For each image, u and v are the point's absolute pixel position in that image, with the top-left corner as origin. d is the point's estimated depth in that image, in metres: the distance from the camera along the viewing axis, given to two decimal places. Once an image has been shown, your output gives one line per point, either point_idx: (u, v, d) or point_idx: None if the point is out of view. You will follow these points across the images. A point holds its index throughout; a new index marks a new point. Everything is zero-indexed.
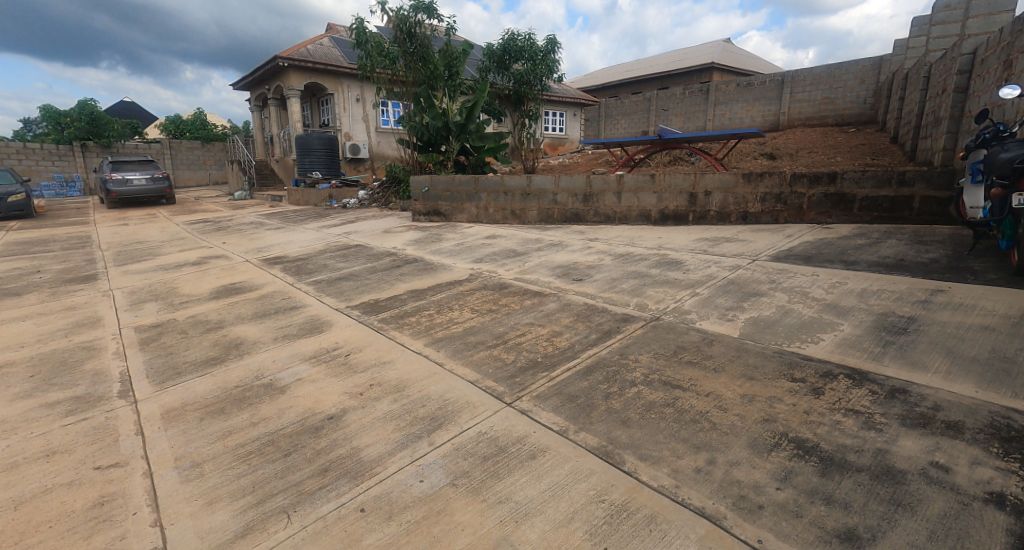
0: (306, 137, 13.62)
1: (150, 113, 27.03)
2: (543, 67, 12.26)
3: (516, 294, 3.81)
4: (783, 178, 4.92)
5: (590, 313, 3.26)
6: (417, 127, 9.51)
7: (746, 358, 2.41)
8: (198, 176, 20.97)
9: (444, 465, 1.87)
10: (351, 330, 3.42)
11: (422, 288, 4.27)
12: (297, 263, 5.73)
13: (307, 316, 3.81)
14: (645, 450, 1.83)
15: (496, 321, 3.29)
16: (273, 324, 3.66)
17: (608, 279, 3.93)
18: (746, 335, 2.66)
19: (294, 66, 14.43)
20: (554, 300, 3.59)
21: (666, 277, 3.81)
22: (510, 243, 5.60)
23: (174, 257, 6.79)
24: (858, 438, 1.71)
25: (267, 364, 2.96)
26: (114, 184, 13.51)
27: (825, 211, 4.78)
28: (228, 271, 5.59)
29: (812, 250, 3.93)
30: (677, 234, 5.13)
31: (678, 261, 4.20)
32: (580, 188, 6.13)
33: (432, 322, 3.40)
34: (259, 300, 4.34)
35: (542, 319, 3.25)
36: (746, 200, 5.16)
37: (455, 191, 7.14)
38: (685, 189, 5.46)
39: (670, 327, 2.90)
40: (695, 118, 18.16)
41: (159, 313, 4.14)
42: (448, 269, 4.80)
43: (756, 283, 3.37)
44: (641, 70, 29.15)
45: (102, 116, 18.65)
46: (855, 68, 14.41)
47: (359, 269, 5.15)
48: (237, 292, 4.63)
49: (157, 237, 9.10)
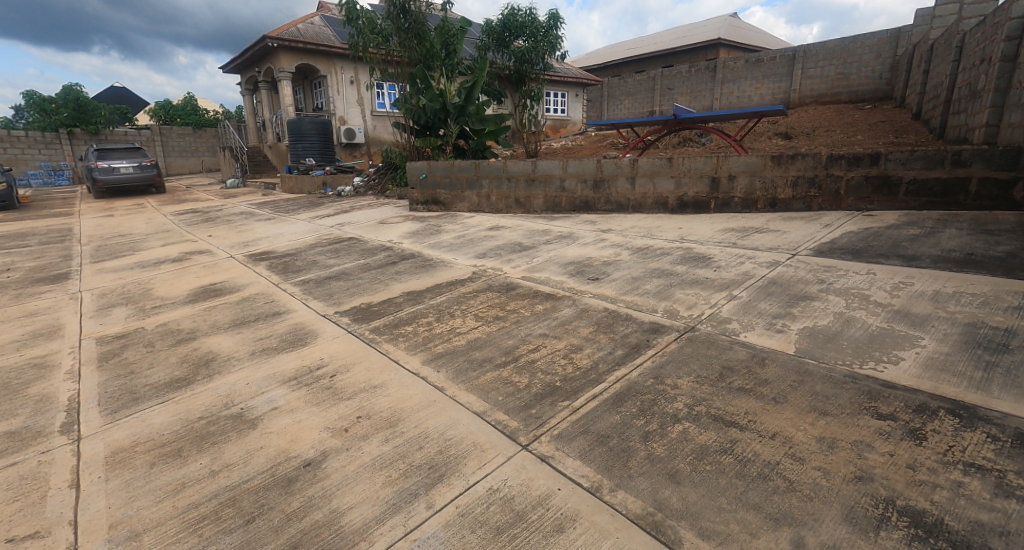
0: (298, 122, 13.09)
1: (141, 98, 26.34)
2: (545, 44, 11.67)
3: (525, 298, 3.37)
4: (819, 160, 4.44)
5: (613, 322, 2.83)
6: (414, 109, 8.96)
7: (809, 382, 1.98)
8: (190, 163, 20.43)
9: (446, 541, 1.46)
10: (339, 343, 3.01)
11: (420, 289, 3.84)
12: (286, 259, 5.30)
13: (290, 324, 3.38)
14: (705, 523, 1.41)
15: (504, 332, 2.87)
16: (251, 335, 3.23)
17: (628, 279, 3.49)
18: (805, 352, 2.22)
19: (284, 46, 13.76)
20: (569, 305, 3.16)
21: (695, 276, 3.36)
22: (515, 235, 5.17)
23: (156, 251, 6.35)
24: (997, 514, 1.28)
25: (240, 387, 2.54)
26: (100, 173, 13.00)
27: (867, 196, 4.30)
28: (209, 269, 5.15)
29: (859, 242, 3.47)
30: (700, 224, 4.67)
31: (705, 256, 3.76)
32: (590, 173, 5.64)
33: (431, 333, 2.98)
34: (239, 304, 3.90)
35: (557, 329, 2.82)
36: (775, 185, 4.69)
37: (454, 178, 6.67)
38: (707, 173, 4.99)
39: (709, 341, 2.46)
40: (702, 97, 17.50)
41: (126, 321, 3.71)
42: (448, 266, 4.36)
43: (803, 284, 2.92)
44: (646, 47, 28.28)
45: (89, 102, 17.92)
46: (871, 41, 13.73)
47: (351, 267, 4.71)
48: (216, 294, 4.20)
49: (141, 229, 8.63)
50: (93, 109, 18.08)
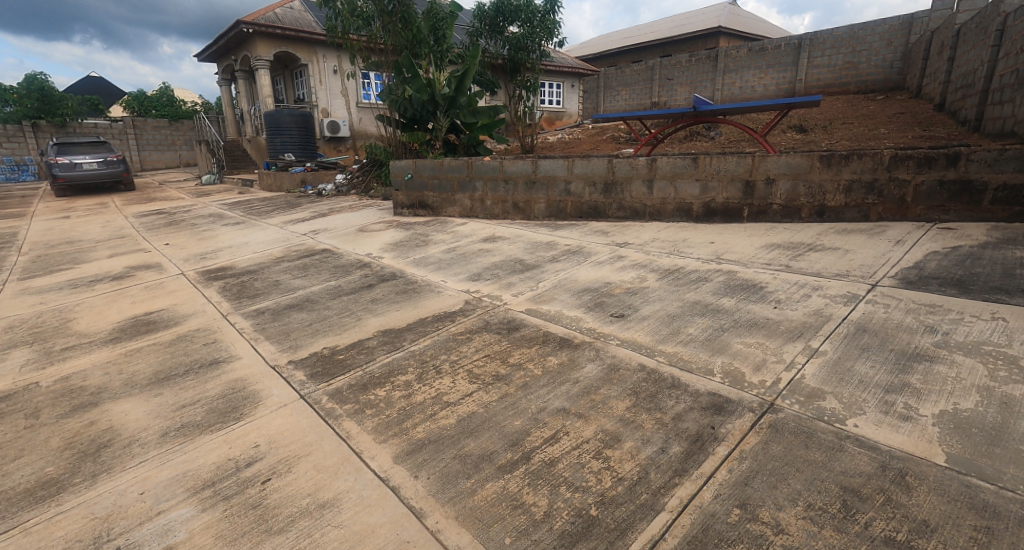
0: (275, 114, 12.17)
1: (116, 89, 25.14)
2: (541, 31, 10.83)
3: (532, 346, 2.63)
4: (880, 160, 3.70)
5: (656, 392, 2.08)
6: (399, 101, 8.14)
7: (1003, 533, 1.24)
8: (167, 158, 19.40)
9: None
10: (285, 417, 2.22)
11: (399, 327, 3.08)
12: (245, 277, 4.50)
13: (227, 382, 2.57)
14: None
15: (509, 406, 2.11)
16: (169, 400, 2.42)
17: (662, 317, 2.75)
18: (965, 463, 1.47)
19: (260, 32, 12.78)
20: (591, 359, 2.43)
21: (751, 316, 2.62)
22: (515, 248, 4.41)
23: (100, 264, 5.52)
24: None
25: (128, 503, 1.74)
26: (60, 169, 11.99)
27: (940, 205, 3.58)
28: (151, 291, 4.32)
29: (953, 268, 2.75)
30: (735, 237, 3.96)
31: (754, 284, 3.03)
32: (600, 175, 4.88)
33: (410, 405, 2.22)
34: (171, 346, 3.08)
35: (580, 402, 2.07)
36: (823, 190, 3.97)
37: (444, 179, 5.87)
38: (739, 176, 4.26)
39: (805, 432, 1.71)
40: (702, 88, 16.76)
41: (20, 371, 2.88)
42: (435, 293, 3.61)
43: (908, 333, 2.19)
44: (642, 36, 27.43)
45: (54, 92, 16.73)
46: (882, 28, 13.00)
47: (319, 291, 3.93)
48: (148, 329, 3.38)
49: (94, 234, 7.73)
50: (59, 100, 16.94)
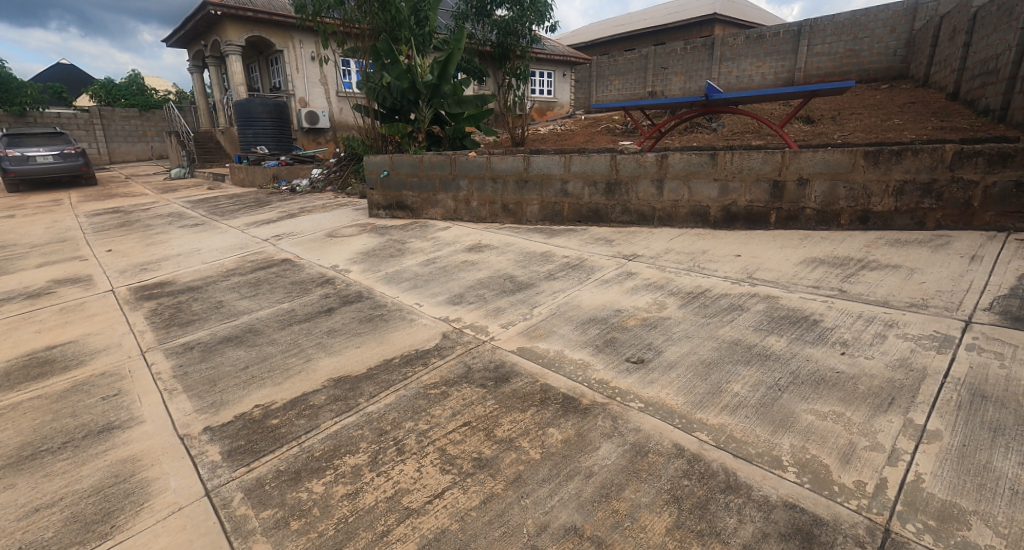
0: (247, 103, 11.32)
1: (85, 77, 23.90)
2: (532, 15, 10.10)
3: (526, 411, 1.97)
4: (940, 157, 3.10)
5: (705, 500, 1.43)
6: (378, 89, 7.40)
7: None
8: (138, 149, 18.38)
9: None
10: (172, 533, 1.54)
11: (357, 374, 2.41)
12: (185, 296, 3.80)
13: (111, 465, 1.88)
14: None
15: (493, 522, 1.45)
16: (18, 500, 1.72)
17: (696, 365, 2.12)
18: None
19: (229, 15, 11.88)
20: (609, 435, 1.78)
21: (813, 366, 1.99)
22: (505, 261, 3.76)
23: (22, 276, 4.75)
24: None
25: None
26: (10, 163, 11.03)
27: (1015, 211, 2.99)
28: (67, 314, 3.59)
29: None
30: (766, 249, 3.34)
31: (806, 315, 2.40)
32: (601, 174, 4.23)
33: (354, 516, 1.54)
34: (58, 401, 2.37)
35: (599, 517, 1.43)
36: (867, 193, 3.37)
37: (424, 177, 5.18)
38: (766, 176, 3.64)
39: None
40: (697, 77, 16.10)
41: None
42: (407, 321, 2.95)
43: None
44: (634, 24, 26.71)
45: (12, 78, 15.61)
46: (884, 14, 12.33)
47: (266, 316, 3.24)
48: (40, 373, 2.67)
49: (35, 236, 6.92)
50: (17, 87, 15.81)
